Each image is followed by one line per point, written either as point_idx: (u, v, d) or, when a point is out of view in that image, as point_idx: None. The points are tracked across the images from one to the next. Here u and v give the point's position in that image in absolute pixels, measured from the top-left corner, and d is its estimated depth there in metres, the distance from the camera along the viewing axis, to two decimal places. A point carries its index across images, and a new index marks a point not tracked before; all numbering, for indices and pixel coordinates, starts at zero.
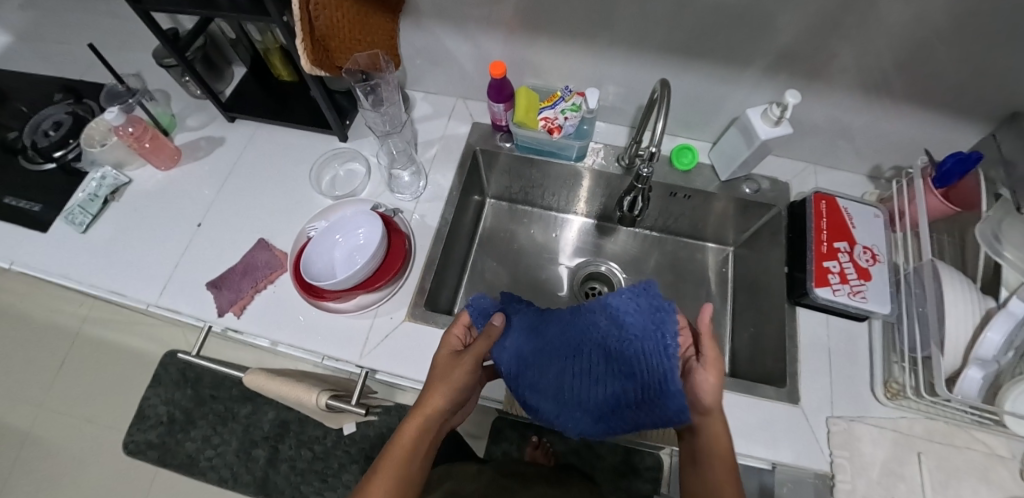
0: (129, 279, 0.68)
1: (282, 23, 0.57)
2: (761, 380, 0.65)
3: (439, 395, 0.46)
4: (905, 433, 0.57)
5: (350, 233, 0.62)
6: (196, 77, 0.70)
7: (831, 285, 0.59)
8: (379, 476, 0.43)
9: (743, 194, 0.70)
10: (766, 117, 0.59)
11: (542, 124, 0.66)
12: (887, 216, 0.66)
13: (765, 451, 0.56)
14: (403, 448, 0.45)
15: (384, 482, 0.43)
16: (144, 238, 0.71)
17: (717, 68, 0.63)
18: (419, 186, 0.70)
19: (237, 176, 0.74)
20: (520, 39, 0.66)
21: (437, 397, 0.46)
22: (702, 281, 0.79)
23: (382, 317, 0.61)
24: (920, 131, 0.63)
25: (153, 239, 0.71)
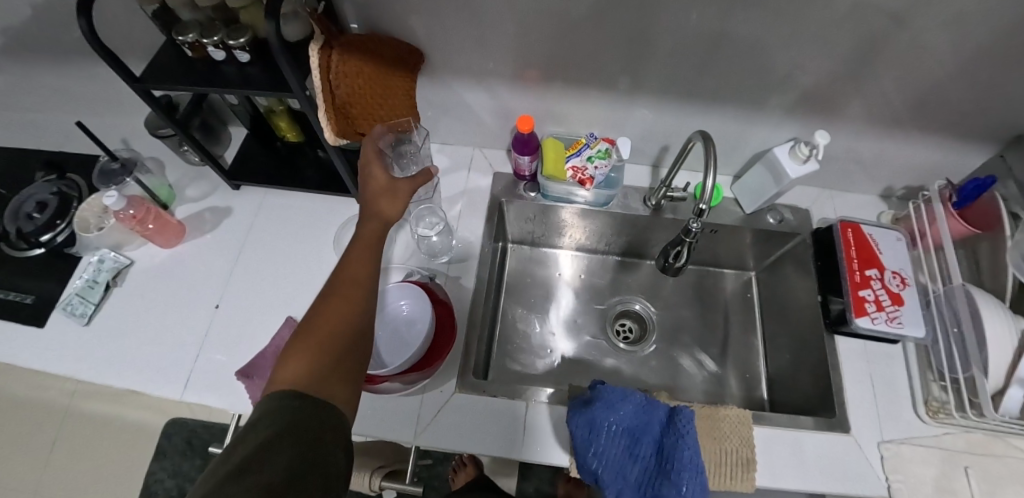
0: (149, 372, 0.64)
1: (305, 97, 0.56)
2: (806, 407, 0.66)
3: (375, 227, 0.47)
4: (949, 450, 0.60)
5: (391, 308, 0.59)
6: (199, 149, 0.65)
7: (869, 313, 0.61)
8: (319, 315, 0.38)
9: (768, 224, 0.71)
10: (794, 155, 0.61)
11: (571, 174, 0.65)
12: (907, 235, 0.69)
13: (822, 483, 0.57)
14: (348, 289, 0.40)
15: (326, 329, 0.37)
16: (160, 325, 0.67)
17: (740, 109, 0.64)
18: (448, 246, 0.68)
19: (252, 248, 0.70)
20: (543, 89, 0.66)
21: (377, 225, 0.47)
22: (729, 308, 0.80)
23: (432, 392, 0.59)
24: (932, 155, 0.66)
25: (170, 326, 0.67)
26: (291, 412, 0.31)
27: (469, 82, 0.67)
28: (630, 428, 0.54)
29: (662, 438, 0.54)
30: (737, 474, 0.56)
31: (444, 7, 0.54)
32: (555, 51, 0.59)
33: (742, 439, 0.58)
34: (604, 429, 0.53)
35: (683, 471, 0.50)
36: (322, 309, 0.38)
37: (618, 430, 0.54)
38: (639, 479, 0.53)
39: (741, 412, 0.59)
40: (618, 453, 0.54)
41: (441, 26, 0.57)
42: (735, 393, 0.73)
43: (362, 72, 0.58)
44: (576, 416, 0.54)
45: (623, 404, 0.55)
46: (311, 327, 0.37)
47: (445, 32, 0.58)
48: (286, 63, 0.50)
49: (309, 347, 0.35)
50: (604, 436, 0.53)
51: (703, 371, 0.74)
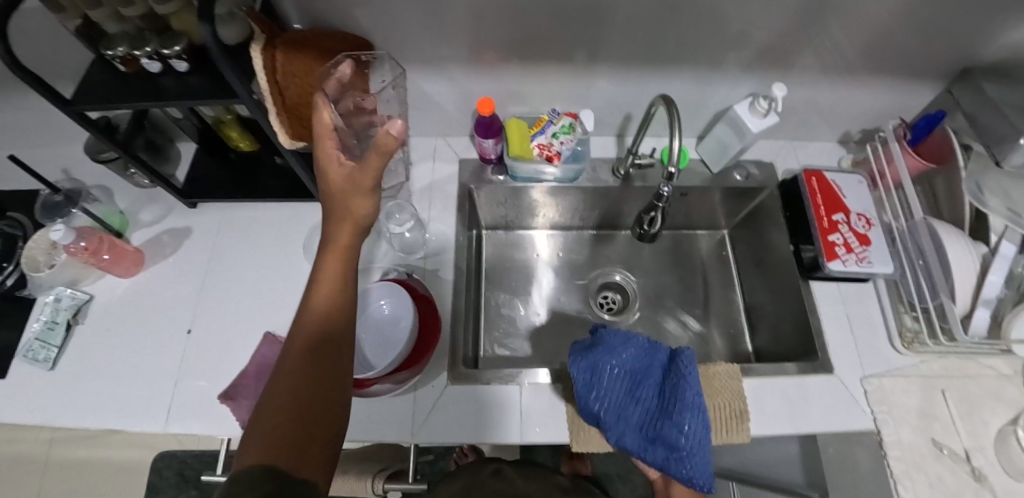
0: (127, 409, 0.61)
1: (253, 102, 0.53)
2: (789, 353, 0.68)
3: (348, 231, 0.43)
4: (927, 376, 0.63)
5: (371, 308, 0.59)
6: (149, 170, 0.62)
7: (840, 257, 0.63)
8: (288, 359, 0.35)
9: (735, 181, 0.72)
10: (754, 111, 0.62)
11: (537, 151, 0.64)
12: (868, 178, 0.71)
13: (813, 425, 0.59)
14: (320, 323, 0.37)
15: (303, 378, 0.33)
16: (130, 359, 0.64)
17: (698, 69, 0.64)
18: (422, 240, 0.66)
19: (219, 267, 0.68)
20: (499, 70, 0.65)
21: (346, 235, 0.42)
22: (706, 268, 0.81)
23: (424, 388, 0.58)
24: (883, 96, 0.68)
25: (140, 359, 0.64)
26: (254, 479, 0.26)
27: (424, 70, 0.65)
28: (632, 370, 0.55)
29: (663, 383, 0.54)
30: (732, 426, 0.57)
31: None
32: (509, 29, 0.58)
33: (732, 392, 0.59)
34: (608, 370, 0.54)
35: (686, 411, 0.50)
36: (300, 352, 0.35)
37: (622, 371, 0.54)
38: (641, 420, 0.53)
39: (729, 366, 0.61)
40: (619, 397, 0.53)
41: (388, 13, 0.55)
42: (722, 349, 0.75)
43: (310, 70, 0.55)
44: (579, 361, 0.54)
45: (626, 347, 0.55)
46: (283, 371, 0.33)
47: (393, 20, 0.56)
48: (225, 68, 0.47)
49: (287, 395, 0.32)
50: (608, 377, 0.53)
51: (689, 332, 0.76)
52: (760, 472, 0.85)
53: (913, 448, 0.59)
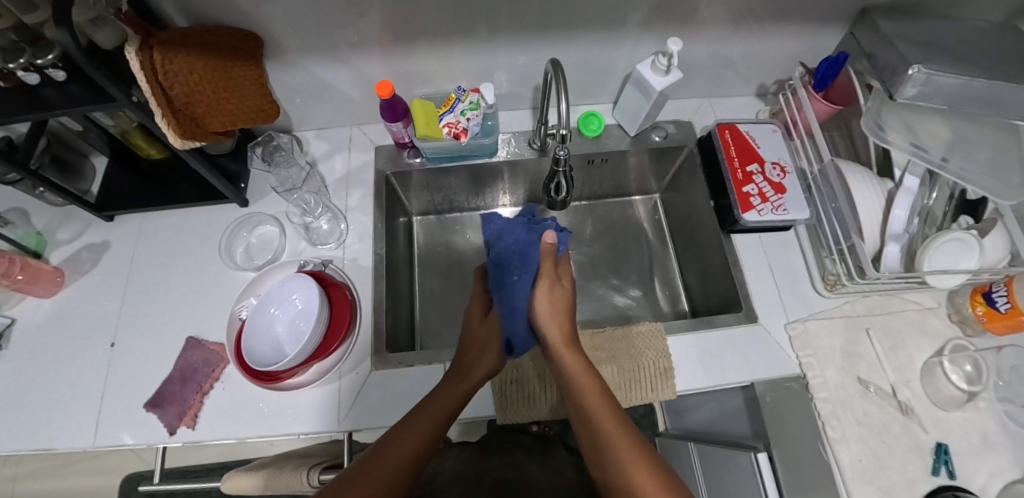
0: (49, 428, 0.58)
1: (135, 105, 0.50)
2: (719, 307, 0.69)
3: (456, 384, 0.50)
4: (851, 316, 0.63)
5: (285, 303, 0.60)
6: (50, 187, 0.60)
7: (755, 207, 0.63)
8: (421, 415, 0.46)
9: (654, 143, 0.72)
10: (656, 68, 0.61)
11: (447, 130, 0.64)
12: (782, 127, 0.72)
13: (738, 375, 0.59)
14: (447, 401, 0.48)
15: (415, 439, 0.44)
16: (46, 380, 0.61)
17: (600, 33, 0.63)
18: (340, 230, 0.67)
19: (141, 277, 0.67)
20: (400, 51, 0.64)
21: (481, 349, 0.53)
22: (640, 233, 0.82)
23: (347, 375, 0.58)
24: (789, 45, 0.67)
25: (59, 378, 0.61)
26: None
27: (327, 60, 0.64)
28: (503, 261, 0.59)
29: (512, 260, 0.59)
30: (658, 379, 0.58)
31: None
32: (400, 9, 0.57)
33: (654, 348, 0.60)
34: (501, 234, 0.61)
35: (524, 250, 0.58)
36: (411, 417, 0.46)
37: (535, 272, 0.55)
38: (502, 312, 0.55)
39: (652, 325, 0.61)
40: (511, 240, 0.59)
41: (271, 2, 0.54)
42: (660, 311, 0.76)
43: (195, 67, 0.53)
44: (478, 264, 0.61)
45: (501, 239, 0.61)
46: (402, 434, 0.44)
47: (279, 9, 0.55)
48: (98, 73, 0.44)
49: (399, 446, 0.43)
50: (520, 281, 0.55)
51: (625, 297, 0.76)
52: (710, 428, 0.85)
53: (838, 388, 0.59)
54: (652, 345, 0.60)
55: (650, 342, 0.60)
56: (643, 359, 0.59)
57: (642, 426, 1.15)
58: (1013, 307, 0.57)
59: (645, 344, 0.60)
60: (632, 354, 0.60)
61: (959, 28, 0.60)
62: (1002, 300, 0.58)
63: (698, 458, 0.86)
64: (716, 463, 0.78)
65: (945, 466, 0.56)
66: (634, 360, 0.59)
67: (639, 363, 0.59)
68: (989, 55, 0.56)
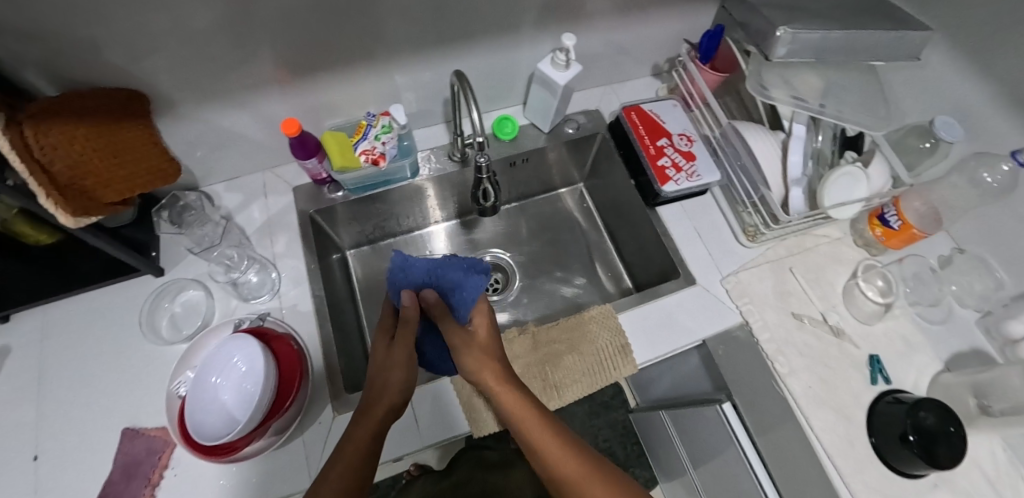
0: None
1: (11, 189, 0.45)
2: (659, 277, 0.72)
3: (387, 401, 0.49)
4: (775, 259, 0.69)
5: (227, 368, 0.55)
6: None
7: (672, 178, 0.67)
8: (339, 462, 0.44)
9: (569, 135, 0.75)
10: (556, 64, 0.64)
11: (364, 158, 0.63)
12: (681, 101, 0.77)
13: (687, 337, 0.63)
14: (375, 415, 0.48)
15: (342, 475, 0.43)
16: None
17: (498, 38, 0.65)
18: (272, 279, 0.64)
19: (54, 375, 0.59)
20: (299, 86, 0.63)
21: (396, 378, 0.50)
22: (574, 222, 0.85)
23: (311, 427, 0.56)
24: (672, 26, 0.72)
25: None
26: None
27: (225, 106, 0.61)
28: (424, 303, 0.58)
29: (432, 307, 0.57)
30: (618, 356, 0.60)
31: (150, 32, 0.48)
32: (297, 43, 0.56)
33: (609, 328, 0.62)
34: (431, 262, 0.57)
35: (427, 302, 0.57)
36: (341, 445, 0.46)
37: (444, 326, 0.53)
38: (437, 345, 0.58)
39: (602, 307, 0.63)
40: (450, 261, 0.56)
41: (155, 52, 0.51)
42: (606, 293, 0.79)
43: (75, 136, 0.48)
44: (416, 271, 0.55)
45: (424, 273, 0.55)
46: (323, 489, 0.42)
47: (166, 61, 0.52)
48: None
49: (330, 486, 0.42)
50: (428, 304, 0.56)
51: (571, 287, 0.78)
52: (675, 393, 0.89)
53: (778, 327, 0.64)
54: (604, 329, 0.62)
55: (599, 325, 0.62)
56: (597, 344, 0.61)
57: (615, 407, 1.18)
58: (903, 222, 0.65)
59: (598, 329, 0.62)
60: (586, 341, 0.61)
61: None
62: (893, 218, 0.66)
63: (672, 424, 0.89)
64: (689, 423, 0.82)
65: (881, 374, 0.64)
66: (591, 345, 0.61)
67: (596, 348, 0.61)
68: (836, 10, 0.63)
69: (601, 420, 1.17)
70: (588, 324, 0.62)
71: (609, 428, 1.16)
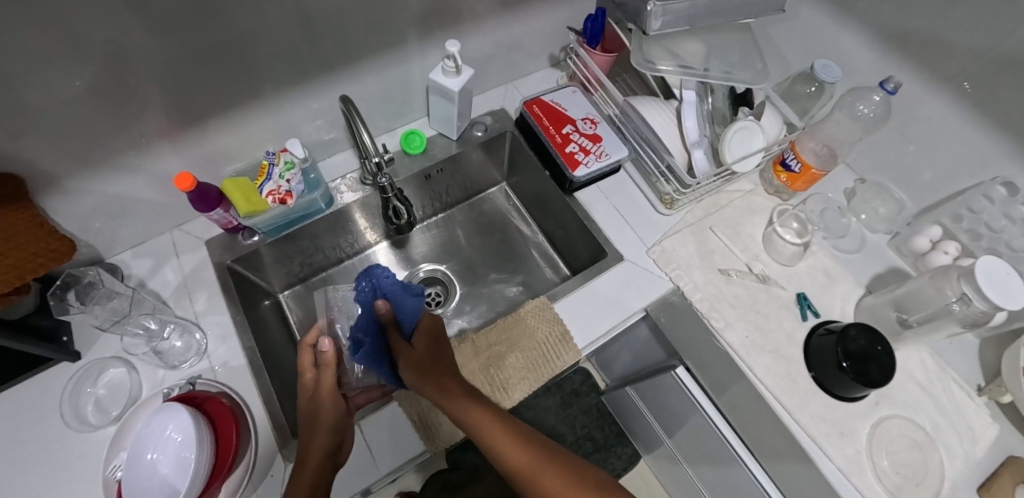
0: None
1: None
2: (592, 259, 0.74)
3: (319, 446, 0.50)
4: (694, 221, 0.72)
5: (161, 441, 0.53)
6: None
7: (582, 161, 0.68)
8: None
9: (479, 138, 0.75)
10: (448, 72, 0.64)
11: (271, 199, 0.62)
12: (580, 86, 0.78)
13: (623, 312, 0.65)
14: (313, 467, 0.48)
15: None
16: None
17: (386, 56, 0.65)
18: (197, 341, 0.61)
19: None
20: (188, 137, 0.61)
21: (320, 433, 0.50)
22: (504, 222, 0.86)
23: (262, 483, 0.55)
24: (556, 15, 0.74)
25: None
26: None
27: (112, 172, 0.59)
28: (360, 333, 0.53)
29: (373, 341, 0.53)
30: (559, 345, 0.61)
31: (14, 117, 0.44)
32: (176, 96, 0.54)
33: (548, 319, 0.63)
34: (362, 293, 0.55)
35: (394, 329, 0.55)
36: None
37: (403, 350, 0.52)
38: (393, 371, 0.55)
39: (538, 299, 0.64)
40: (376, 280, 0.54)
41: (25, 138, 0.47)
42: (547, 285, 0.80)
43: None
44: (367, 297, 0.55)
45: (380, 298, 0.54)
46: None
47: (37, 142, 0.49)
48: None
49: None
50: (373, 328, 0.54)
51: (512, 286, 0.80)
52: (634, 367, 0.91)
53: (706, 285, 0.67)
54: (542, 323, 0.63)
55: (536, 320, 0.63)
56: (537, 336, 0.62)
57: (586, 392, 1.20)
58: (802, 165, 0.68)
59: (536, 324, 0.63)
60: (526, 336, 0.62)
61: None
62: (794, 162, 0.69)
63: (639, 398, 0.92)
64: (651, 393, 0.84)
65: (810, 309, 0.68)
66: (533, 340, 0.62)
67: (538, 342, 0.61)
68: None
69: (576, 408, 1.19)
70: (526, 321, 0.63)
71: (586, 414, 1.18)
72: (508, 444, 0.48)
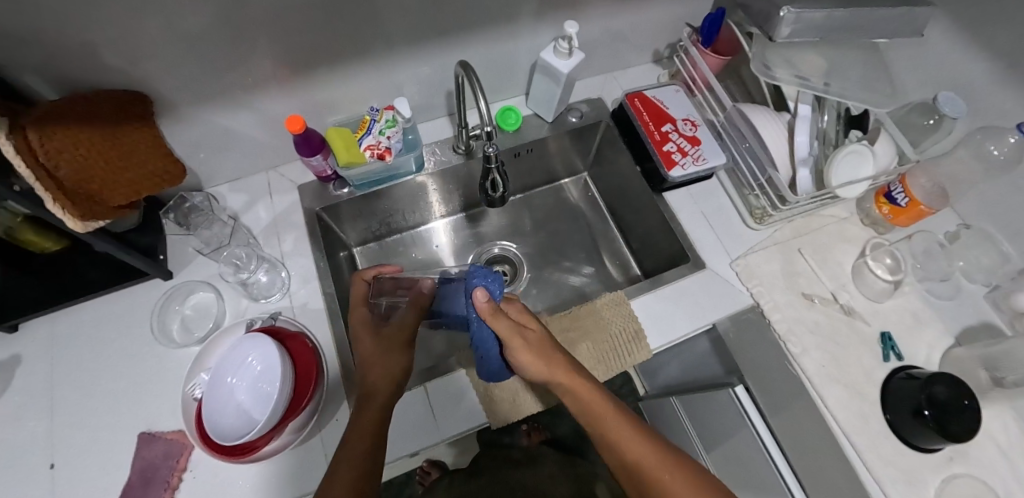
0: None
1: (20, 196, 0.44)
2: (668, 262, 0.73)
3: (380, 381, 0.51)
4: (783, 241, 0.69)
5: (242, 368, 0.55)
6: None
7: (678, 163, 0.67)
8: (349, 448, 0.46)
9: (572, 124, 0.75)
10: (559, 53, 0.64)
11: (369, 153, 0.63)
12: (683, 86, 0.77)
13: (697, 320, 0.64)
14: (379, 393, 0.50)
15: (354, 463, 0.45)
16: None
17: (497, 30, 0.65)
18: (282, 279, 0.64)
19: (69, 382, 0.59)
20: (301, 83, 0.62)
21: (387, 369, 0.52)
22: (578, 212, 0.85)
23: (327, 425, 0.56)
24: (673, 10, 0.72)
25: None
26: None
27: (224, 106, 0.61)
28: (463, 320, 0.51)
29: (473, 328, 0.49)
30: (633, 344, 0.60)
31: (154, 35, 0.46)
32: (295, 39, 0.55)
33: (623, 315, 0.62)
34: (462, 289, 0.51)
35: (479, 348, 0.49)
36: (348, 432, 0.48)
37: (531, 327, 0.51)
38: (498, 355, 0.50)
39: (615, 294, 0.64)
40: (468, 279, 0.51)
41: (153, 57, 0.50)
42: (615, 281, 0.80)
43: (79, 141, 0.48)
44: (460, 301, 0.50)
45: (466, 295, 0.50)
46: (341, 482, 0.43)
47: (163, 62, 0.51)
48: None
49: (345, 476, 0.44)
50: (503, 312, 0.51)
51: (579, 277, 0.80)
52: (685, 377, 0.90)
53: (788, 307, 0.65)
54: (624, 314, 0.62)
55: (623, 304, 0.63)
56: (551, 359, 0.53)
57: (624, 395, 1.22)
58: (911, 200, 0.65)
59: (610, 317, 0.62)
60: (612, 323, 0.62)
61: None
62: (901, 195, 0.66)
63: (683, 410, 0.92)
64: (700, 406, 0.83)
65: (893, 351, 0.64)
66: (630, 325, 0.61)
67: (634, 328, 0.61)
68: None
69: None
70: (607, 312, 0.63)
71: None
72: (618, 433, 0.46)
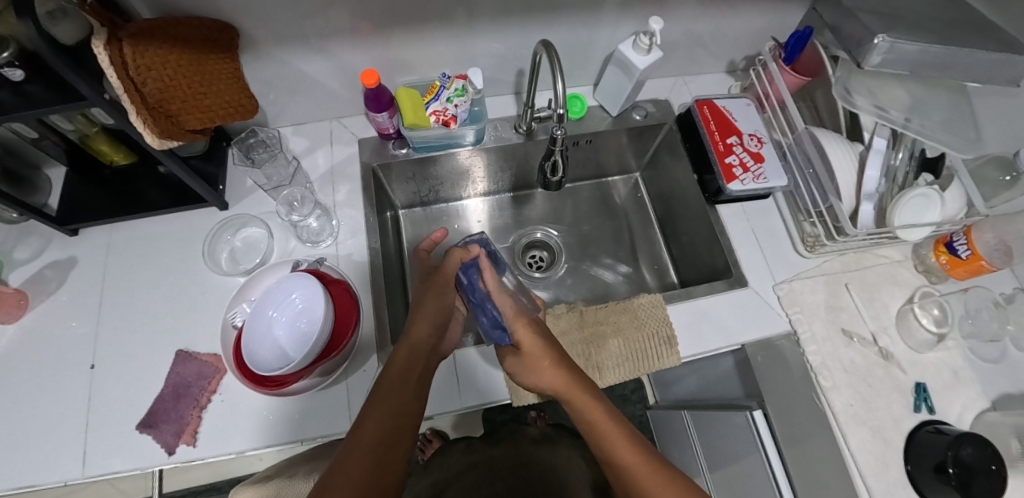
0: (17, 472, 0.51)
1: (107, 103, 0.46)
2: (708, 276, 0.73)
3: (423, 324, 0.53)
4: (831, 273, 0.68)
5: (284, 303, 0.58)
6: (29, 211, 0.55)
7: (738, 177, 0.66)
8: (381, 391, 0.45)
9: (635, 122, 0.75)
10: (638, 47, 0.63)
11: (435, 118, 0.64)
12: (755, 100, 0.76)
13: (728, 335, 0.63)
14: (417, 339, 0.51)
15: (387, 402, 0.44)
16: (7, 416, 0.53)
17: (579, 16, 0.64)
18: (332, 226, 0.66)
19: (120, 289, 0.62)
20: (380, 39, 0.63)
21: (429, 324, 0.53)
22: (624, 211, 0.85)
23: (355, 374, 0.57)
24: (760, 22, 0.70)
25: (21, 411, 0.54)
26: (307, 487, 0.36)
27: (301, 50, 0.62)
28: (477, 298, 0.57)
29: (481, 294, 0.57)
30: (664, 345, 0.60)
31: None
32: None
33: (658, 318, 0.62)
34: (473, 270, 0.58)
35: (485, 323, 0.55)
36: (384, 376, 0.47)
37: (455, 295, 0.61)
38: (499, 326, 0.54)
39: (652, 296, 0.63)
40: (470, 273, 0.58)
41: None
42: (651, 283, 0.80)
43: (168, 60, 0.49)
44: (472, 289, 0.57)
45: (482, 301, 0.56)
46: (370, 420, 0.42)
47: None
48: (66, 70, 0.40)
49: (378, 414, 0.43)
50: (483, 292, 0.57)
51: (614, 274, 0.80)
52: (702, 393, 0.91)
53: (826, 340, 0.63)
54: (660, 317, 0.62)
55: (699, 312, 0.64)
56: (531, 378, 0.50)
57: (633, 401, 1.23)
58: (972, 253, 0.63)
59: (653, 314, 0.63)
60: (645, 318, 0.62)
61: (910, 3, 0.64)
62: (962, 247, 0.64)
63: (692, 424, 0.93)
64: (711, 423, 0.83)
65: (925, 403, 0.62)
66: (658, 324, 0.62)
67: (664, 324, 0.62)
68: (938, 24, 0.61)
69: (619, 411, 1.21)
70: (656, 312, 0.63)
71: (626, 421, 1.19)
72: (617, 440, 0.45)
